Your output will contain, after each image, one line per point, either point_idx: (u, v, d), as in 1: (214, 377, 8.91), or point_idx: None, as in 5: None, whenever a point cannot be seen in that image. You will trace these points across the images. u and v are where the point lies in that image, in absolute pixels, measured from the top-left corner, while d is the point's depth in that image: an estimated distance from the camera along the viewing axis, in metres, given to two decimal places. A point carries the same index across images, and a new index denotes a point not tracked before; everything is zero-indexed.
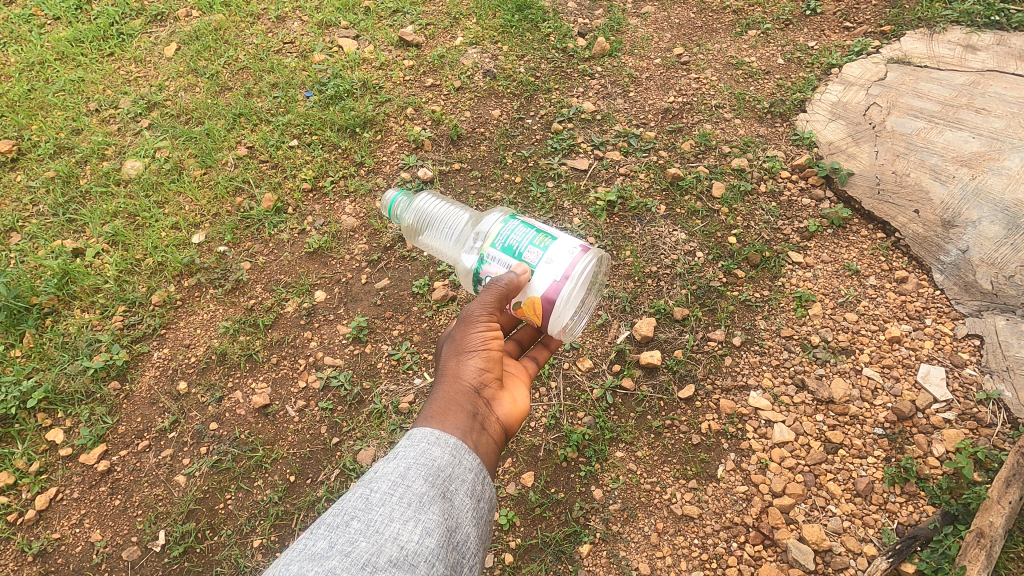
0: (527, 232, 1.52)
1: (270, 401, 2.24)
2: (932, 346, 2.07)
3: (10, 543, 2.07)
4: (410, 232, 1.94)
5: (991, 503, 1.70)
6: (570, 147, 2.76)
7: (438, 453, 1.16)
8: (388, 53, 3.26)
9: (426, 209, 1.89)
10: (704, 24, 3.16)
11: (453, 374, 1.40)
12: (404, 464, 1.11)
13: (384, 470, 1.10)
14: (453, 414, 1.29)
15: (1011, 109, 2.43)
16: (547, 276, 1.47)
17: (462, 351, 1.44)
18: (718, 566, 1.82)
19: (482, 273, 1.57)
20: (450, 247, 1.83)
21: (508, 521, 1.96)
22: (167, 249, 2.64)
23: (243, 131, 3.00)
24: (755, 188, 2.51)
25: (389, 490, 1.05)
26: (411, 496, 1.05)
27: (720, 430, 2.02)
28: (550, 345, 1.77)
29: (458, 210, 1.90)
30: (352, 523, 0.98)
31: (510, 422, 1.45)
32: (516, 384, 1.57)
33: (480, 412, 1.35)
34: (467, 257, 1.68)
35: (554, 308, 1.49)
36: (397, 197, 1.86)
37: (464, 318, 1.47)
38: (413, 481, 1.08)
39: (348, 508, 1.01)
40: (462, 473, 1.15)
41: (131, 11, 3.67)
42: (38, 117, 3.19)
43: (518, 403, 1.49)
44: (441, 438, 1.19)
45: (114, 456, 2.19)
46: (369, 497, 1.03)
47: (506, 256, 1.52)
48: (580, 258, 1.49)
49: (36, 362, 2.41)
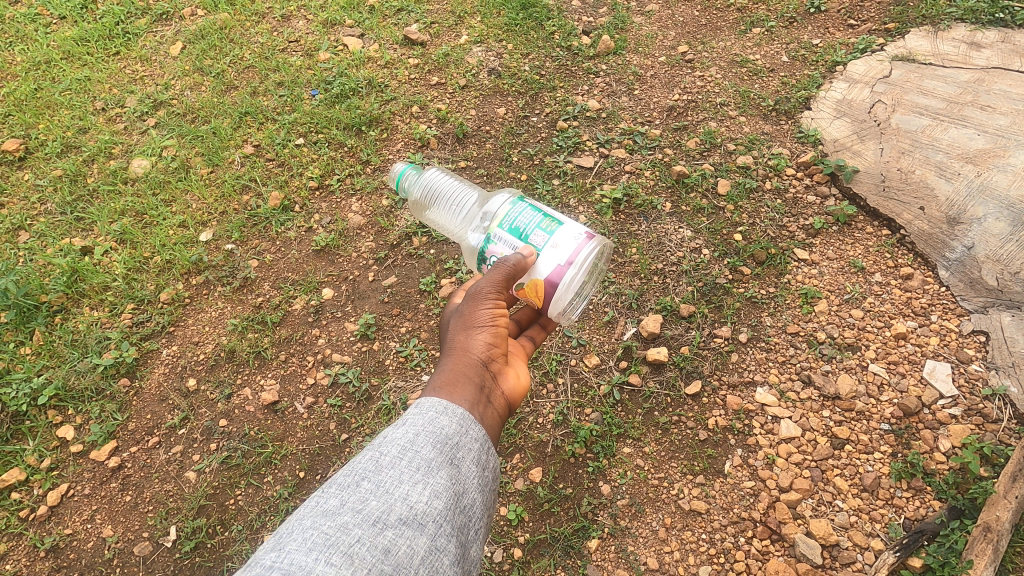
0: (535, 216, 1.53)
1: (279, 398, 2.25)
2: (937, 342, 2.07)
3: (22, 539, 2.09)
4: (417, 206, 1.95)
5: (998, 498, 1.71)
6: (576, 145, 2.77)
7: (446, 422, 1.16)
8: (393, 52, 3.27)
9: (434, 183, 1.90)
10: (709, 22, 3.17)
11: (461, 348, 1.41)
12: (412, 431, 1.12)
13: (392, 436, 1.11)
14: (462, 385, 1.30)
15: (1016, 106, 2.44)
16: (552, 260, 1.49)
17: (470, 326, 1.45)
18: (726, 561, 1.83)
19: (488, 253, 1.59)
20: (457, 225, 1.84)
21: (516, 516, 1.98)
22: (175, 248, 2.65)
23: (249, 130, 3.01)
24: (760, 186, 2.52)
25: (398, 454, 1.06)
26: (420, 461, 1.06)
27: (727, 426, 2.03)
28: (547, 327, 1.78)
29: (466, 188, 1.90)
30: (362, 483, 1.00)
31: (514, 397, 1.46)
32: (518, 361, 1.58)
33: (487, 385, 1.36)
34: (473, 235, 1.68)
35: (556, 293, 1.50)
36: (405, 169, 1.90)
37: (472, 295, 1.48)
38: (421, 447, 1.08)
39: (358, 470, 1.03)
40: (468, 442, 1.16)
41: (136, 11, 3.67)
42: (45, 117, 3.21)
43: (523, 379, 1.50)
44: (449, 407, 1.19)
45: (124, 453, 2.21)
46: (379, 460, 1.04)
47: (513, 238, 1.53)
48: (585, 245, 1.50)
49: (45, 360, 2.42)
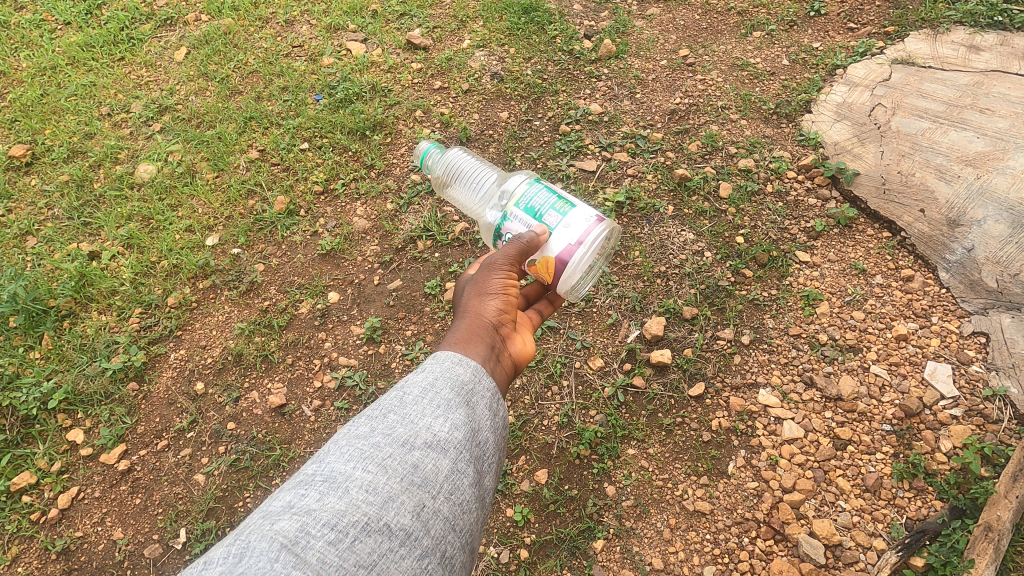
0: (549, 198, 1.58)
1: (287, 401, 2.28)
2: (938, 344, 2.09)
3: (34, 542, 2.11)
4: (439, 182, 2.01)
5: (999, 497, 1.73)
6: (579, 149, 2.79)
7: (462, 370, 1.22)
8: (397, 56, 3.29)
9: (457, 163, 1.96)
10: (710, 26, 3.19)
11: (473, 311, 1.45)
12: (432, 375, 1.19)
13: (414, 379, 1.18)
14: (474, 343, 1.34)
15: (1015, 109, 2.46)
16: (563, 239, 1.53)
17: (484, 292, 1.49)
18: (730, 561, 1.85)
19: (503, 230, 1.63)
20: (474, 202, 1.89)
21: (523, 517, 2.00)
22: (181, 252, 2.67)
23: (254, 135, 3.03)
24: (762, 189, 2.54)
25: (420, 393, 1.14)
26: (440, 399, 1.14)
27: (730, 427, 2.05)
28: (555, 302, 1.75)
29: (486, 168, 1.96)
30: (390, 414, 1.09)
31: (521, 361, 1.48)
32: (526, 330, 1.61)
33: (498, 345, 1.39)
34: (490, 213, 1.73)
35: (566, 270, 1.55)
36: (430, 148, 1.94)
37: (486, 266, 1.53)
38: (441, 388, 1.16)
39: (385, 405, 1.12)
40: (483, 389, 1.21)
41: (141, 16, 3.70)
42: (51, 122, 3.23)
43: (530, 345, 1.52)
44: (463, 359, 1.25)
45: (134, 456, 2.23)
46: (403, 397, 1.13)
47: (527, 217, 1.58)
48: (595, 227, 1.55)
49: (55, 364, 2.44)
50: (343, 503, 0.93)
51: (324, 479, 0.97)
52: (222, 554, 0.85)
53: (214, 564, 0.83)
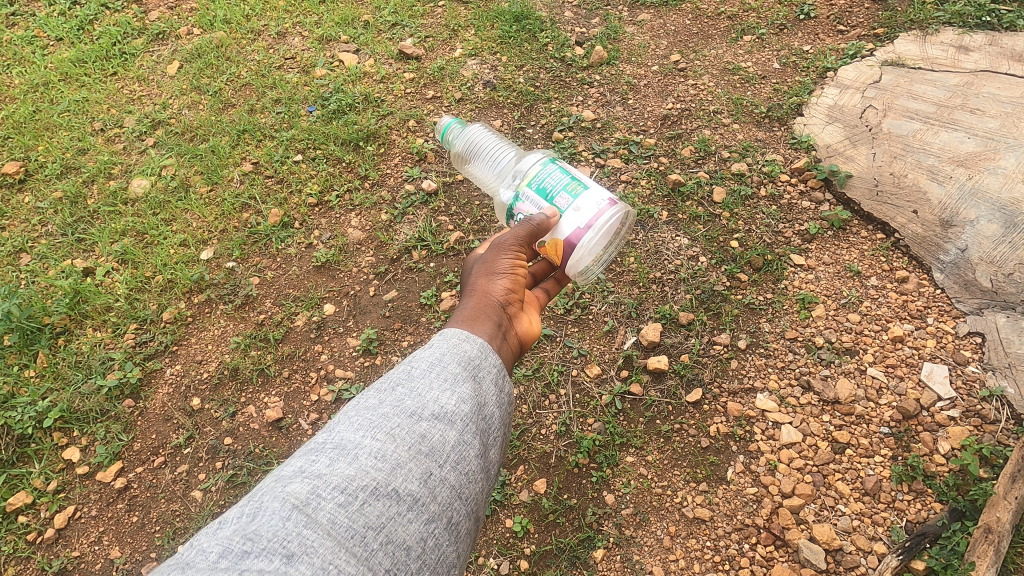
0: (562, 179, 1.58)
1: (283, 415, 2.27)
2: (934, 345, 2.10)
3: (31, 562, 2.10)
4: (457, 159, 2.00)
5: (998, 499, 1.73)
6: (572, 156, 2.80)
7: (468, 347, 1.21)
8: (389, 66, 3.29)
9: (477, 139, 1.96)
10: (701, 31, 3.19)
11: (481, 290, 1.45)
12: (439, 351, 1.18)
13: (421, 354, 1.18)
14: (481, 320, 1.34)
15: (1005, 109, 2.47)
16: (573, 222, 1.55)
17: (492, 272, 1.50)
18: (731, 567, 1.85)
19: (516, 210, 1.65)
20: (492, 179, 1.90)
21: (522, 528, 2.00)
22: (176, 267, 2.67)
23: (247, 148, 3.04)
24: (755, 193, 2.54)
25: (427, 367, 1.14)
26: (447, 372, 1.14)
27: (729, 433, 2.04)
28: (562, 280, 1.71)
29: (504, 146, 1.96)
30: (398, 388, 1.10)
31: (526, 341, 1.46)
32: (534, 310, 1.59)
33: (504, 323, 1.38)
34: (505, 192, 1.74)
35: (575, 252, 1.56)
36: (450, 124, 1.91)
37: (495, 246, 1.55)
38: (447, 363, 1.16)
39: (393, 377, 1.13)
40: (489, 366, 1.21)
41: (132, 30, 3.70)
42: (44, 139, 3.24)
43: (536, 326, 1.50)
44: (470, 336, 1.24)
45: (130, 473, 2.22)
46: (411, 371, 1.14)
47: (539, 198, 1.59)
48: (607, 210, 1.56)
49: (49, 382, 2.43)
50: (353, 469, 0.95)
51: (334, 446, 0.99)
52: (237, 514, 0.90)
53: (230, 523, 0.88)
